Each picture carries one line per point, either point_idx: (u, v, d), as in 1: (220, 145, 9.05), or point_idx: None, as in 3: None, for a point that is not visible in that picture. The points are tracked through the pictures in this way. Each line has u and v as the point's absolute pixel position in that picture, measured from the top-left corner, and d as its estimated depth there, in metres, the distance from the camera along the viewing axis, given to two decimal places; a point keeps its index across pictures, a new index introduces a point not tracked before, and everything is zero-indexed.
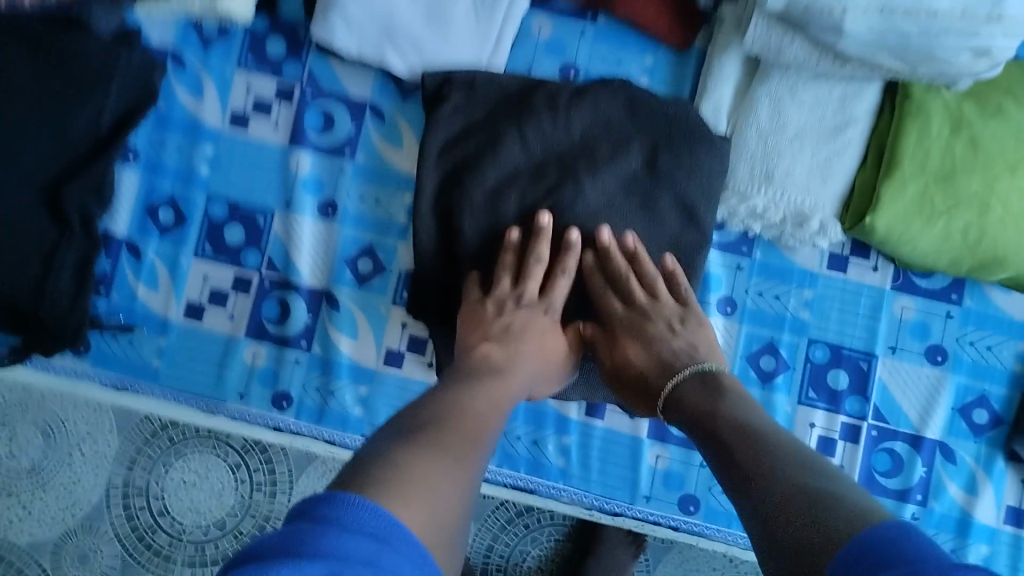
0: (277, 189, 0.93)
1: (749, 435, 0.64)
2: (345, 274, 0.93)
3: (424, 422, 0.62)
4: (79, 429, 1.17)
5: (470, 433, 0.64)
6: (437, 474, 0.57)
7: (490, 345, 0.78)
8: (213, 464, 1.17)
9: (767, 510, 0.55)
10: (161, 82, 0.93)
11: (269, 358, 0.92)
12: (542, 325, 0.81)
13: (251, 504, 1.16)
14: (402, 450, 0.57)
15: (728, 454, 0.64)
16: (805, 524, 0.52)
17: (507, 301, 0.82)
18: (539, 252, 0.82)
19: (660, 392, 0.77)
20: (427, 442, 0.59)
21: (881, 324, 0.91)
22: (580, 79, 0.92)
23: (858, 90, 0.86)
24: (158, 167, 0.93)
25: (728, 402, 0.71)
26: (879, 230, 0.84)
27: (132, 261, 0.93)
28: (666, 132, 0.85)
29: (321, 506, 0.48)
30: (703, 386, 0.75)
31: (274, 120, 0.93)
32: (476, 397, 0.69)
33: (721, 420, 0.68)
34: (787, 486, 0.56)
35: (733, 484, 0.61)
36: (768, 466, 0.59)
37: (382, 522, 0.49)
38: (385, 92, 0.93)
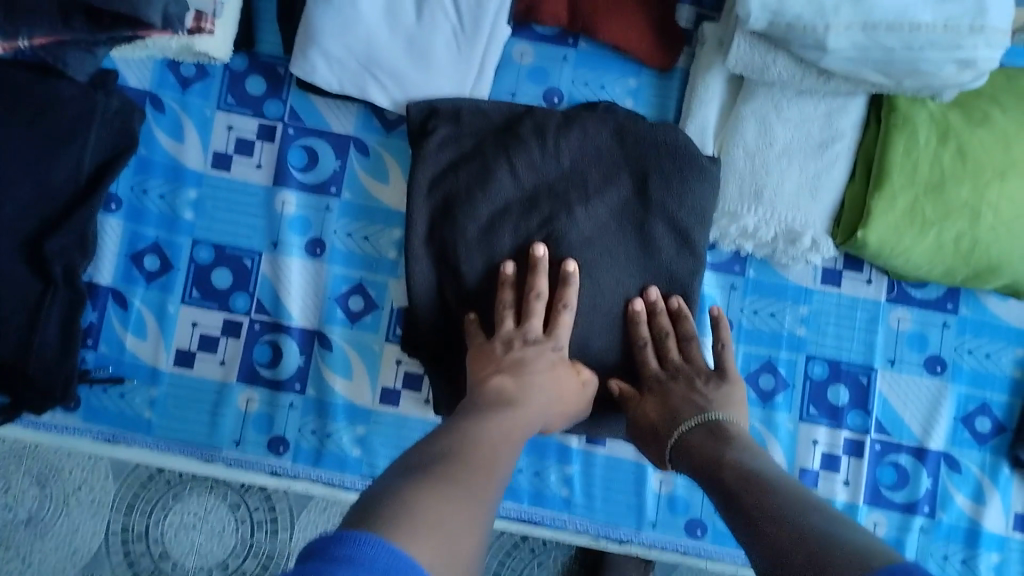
0: (263, 230, 0.92)
1: (757, 482, 0.64)
2: (336, 313, 0.92)
3: (433, 458, 0.61)
4: (74, 476, 1.15)
5: (484, 467, 0.62)
6: (449, 507, 0.55)
7: (503, 376, 0.75)
8: (213, 505, 1.16)
9: (778, 551, 0.55)
10: (141, 127, 0.92)
11: (263, 403, 0.91)
12: (551, 362, 0.79)
13: (253, 542, 1.16)
14: (413, 488, 0.56)
15: (735, 501, 0.64)
16: (817, 559, 0.52)
17: (513, 340, 0.80)
18: (538, 286, 0.82)
19: (669, 437, 0.77)
20: (438, 478, 0.58)
21: (877, 336, 0.90)
22: (563, 104, 0.92)
23: (844, 106, 0.85)
24: (141, 213, 0.92)
25: (734, 450, 0.71)
26: (871, 245, 0.84)
27: (118, 311, 0.91)
28: (655, 157, 0.86)
29: (334, 544, 0.47)
30: (709, 434, 0.75)
31: (257, 160, 0.93)
32: (488, 430, 0.67)
33: (727, 468, 0.68)
34: (794, 529, 0.56)
35: (743, 530, 0.60)
36: (774, 511, 0.59)
37: (393, 559, 0.47)
38: (369, 126, 0.93)
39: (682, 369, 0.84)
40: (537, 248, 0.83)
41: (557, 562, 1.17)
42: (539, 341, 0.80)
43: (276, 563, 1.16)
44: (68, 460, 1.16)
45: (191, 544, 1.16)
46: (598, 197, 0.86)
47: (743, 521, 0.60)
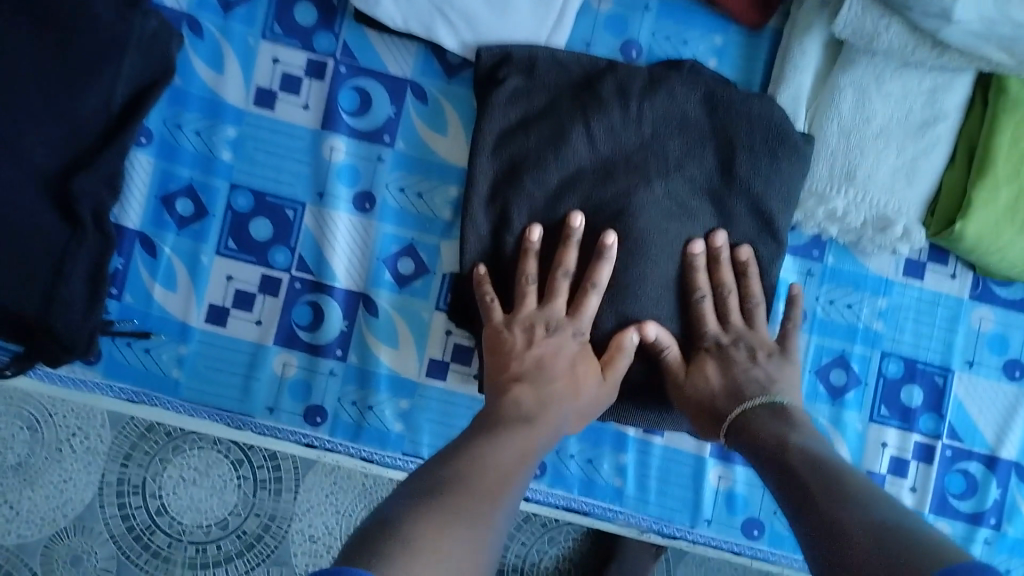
0: (307, 179, 0.84)
1: (817, 465, 0.62)
2: (383, 275, 0.85)
3: (439, 481, 0.59)
4: (68, 422, 1.07)
5: (492, 491, 0.60)
6: (446, 540, 0.53)
7: (523, 386, 0.72)
8: (215, 460, 1.08)
9: (837, 540, 0.52)
10: (178, 55, 0.84)
11: (301, 368, 0.85)
12: (573, 355, 0.75)
13: (254, 502, 1.08)
14: (416, 517, 0.54)
15: (800, 482, 0.61)
16: (881, 549, 0.49)
17: (536, 326, 0.75)
18: (565, 261, 0.77)
19: (731, 413, 0.73)
20: (442, 505, 0.56)
21: (957, 336, 0.85)
22: (642, 59, 0.85)
23: (950, 82, 0.79)
24: (175, 151, 0.84)
25: (799, 433, 0.68)
26: (968, 237, 0.79)
27: (147, 258, 0.84)
28: (743, 133, 0.79)
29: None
30: (773, 415, 0.72)
31: (304, 100, 0.85)
32: (502, 447, 0.65)
33: (793, 450, 0.65)
34: (857, 518, 0.53)
35: (800, 514, 0.58)
36: (837, 498, 0.56)
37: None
38: (428, 69, 0.85)
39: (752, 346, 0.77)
40: (573, 223, 0.77)
41: (570, 536, 1.09)
42: (560, 329, 0.75)
43: (277, 527, 1.08)
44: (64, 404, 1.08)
45: (191, 499, 1.08)
46: (687, 167, 0.80)
47: (805, 507, 0.58)
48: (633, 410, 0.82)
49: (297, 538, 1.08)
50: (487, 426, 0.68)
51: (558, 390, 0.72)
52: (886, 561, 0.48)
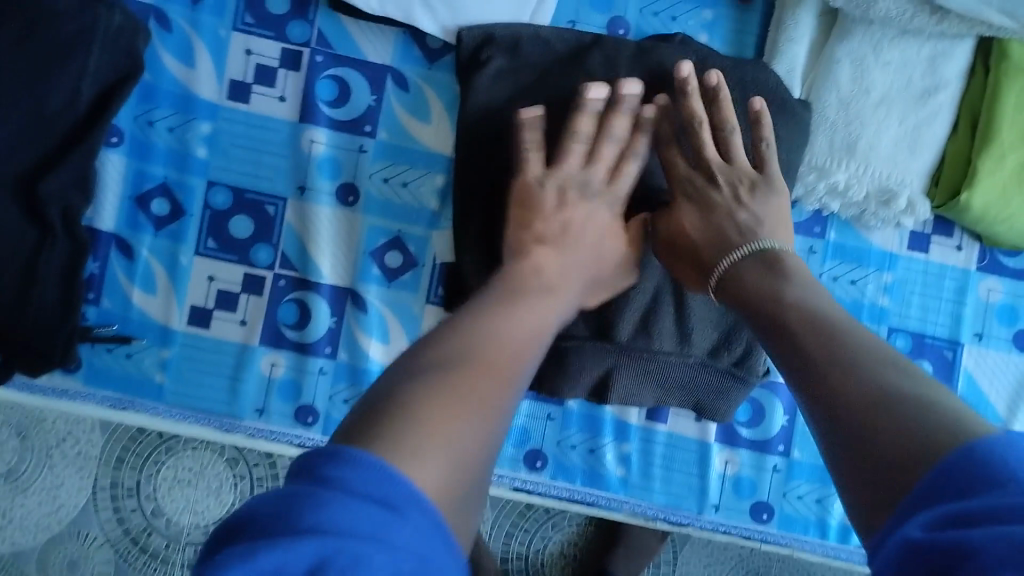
0: (287, 173, 0.81)
1: (817, 324, 0.56)
2: (371, 270, 0.82)
3: (442, 348, 0.52)
4: (58, 427, 1.05)
5: (497, 366, 0.53)
6: (448, 420, 0.47)
7: (545, 249, 0.68)
8: (210, 460, 1.06)
9: (845, 417, 0.47)
10: (146, 50, 0.80)
11: (290, 368, 0.82)
12: (602, 228, 0.72)
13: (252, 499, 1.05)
14: (420, 391, 0.48)
15: (797, 347, 0.55)
16: (893, 429, 0.43)
17: (569, 188, 0.72)
18: (578, 128, 0.73)
19: (713, 269, 0.68)
20: (443, 376, 0.49)
21: (966, 309, 0.82)
22: (630, 36, 0.82)
23: (951, 49, 0.76)
24: (147, 149, 0.80)
25: (797, 286, 0.62)
26: (974, 209, 0.76)
27: (123, 262, 0.80)
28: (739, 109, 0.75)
29: (327, 462, 0.41)
30: (766, 268, 0.65)
31: (280, 92, 0.81)
32: (513, 317, 0.58)
33: (789, 309, 0.59)
34: (862, 388, 0.47)
35: (801, 384, 0.52)
36: (840, 359, 0.51)
37: (393, 488, 0.40)
38: (408, 56, 0.82)
39: None
40: (587, 91, 0.73)
41: (574, 521, 1.06)
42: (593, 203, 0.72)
43: None
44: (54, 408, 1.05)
45: (186, 500, 1.05)
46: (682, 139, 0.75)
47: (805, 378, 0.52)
48: (639, 390, 0.78)
49: None
50: (495, 293, 0.61)
51: (584, 256, 0.69)
52: (897, 442, 0.43)
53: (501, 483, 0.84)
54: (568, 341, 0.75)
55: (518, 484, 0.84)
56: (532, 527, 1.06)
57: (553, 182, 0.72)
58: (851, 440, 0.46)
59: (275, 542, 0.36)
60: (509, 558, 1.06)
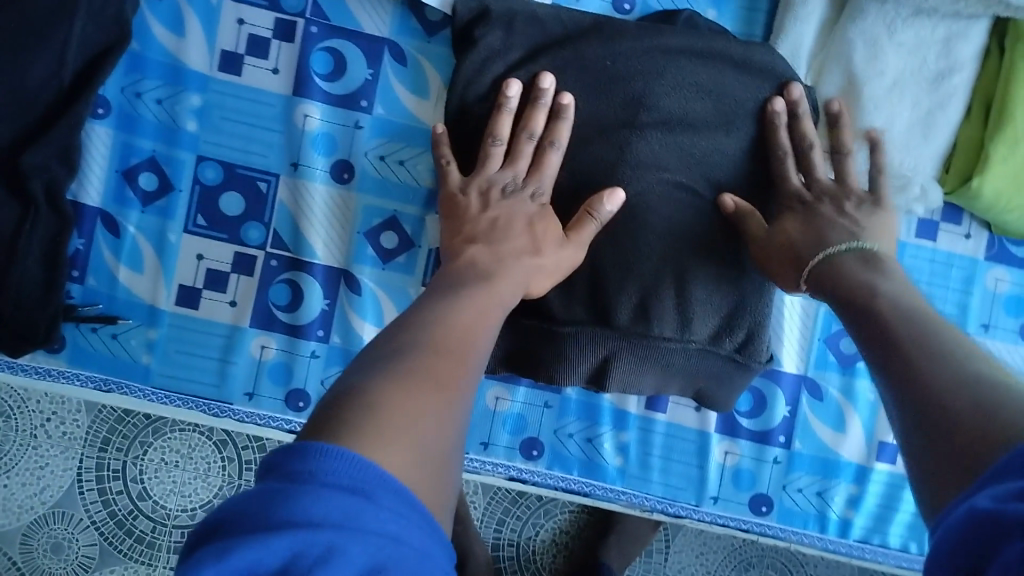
0: (281, 149, 0.78)
1: (908, 313, 0.55)
2: (365, 250, 0.79)
3: (391, 351, 0.49)
4: (42, 407, 1.02)
5: (450, 353, 0.51)
6: (405, 411, 0.44)
7: (477, 247, 0.66)
8: (197, 443, 1.03)
9: (924, 399, 0.46)
10: (134, 18, 0.77)
11: (280, 351, 0.80)
12: (532, 215, 0.69)
13: (240, 483, 1.03)
14: (381, 388, 0.45)
15: (884, 332, 0.54)
16: (971, 411, 0.42)
17: (494, 188, 0.70)
18: (498, 129, 0.72)
19: (809, 261, 0.68)
20: (397, 372, 0.46)
21: (972, 299, 0.81)
22: (636, 12, 0.79)
23: (964, 31, 0.74)
24: (135, 121, 0.78)
25: (889, 281, 0.61)
26: (985, 196, 0.75)
27: (109, 238, 0.78)
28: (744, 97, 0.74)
29: (294, 458, 0.38)
30: (863, 261, 0.65)
31: (273, 64, 0.78)
32: (458, 310, 0.55)
33: (880, 297, 0.58)
34: (948, 372, 0.46)
35: (884, 366, 0.52)
36: (926, 346, 0.50)
37: (366, 472, 0.38)
38: (406, 28, 0.79)
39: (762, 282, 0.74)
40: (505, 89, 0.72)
41: (565, 508, 1.05)
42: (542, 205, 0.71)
43: None
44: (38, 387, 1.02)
45: (173, 483, 1.03)
46: (683, 124, 0.73)
47: (889, 363, 0.51)
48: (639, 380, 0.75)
49: None
50: (446, 290, 0.59)
51: (517, 244, 0.66)
52: (974, 421, 0.42)
53: (496, 472, 0.82)
54: (566, 327, 0.72)
55: (513, 473, 0.82)
56: (523, 514, 1.04)
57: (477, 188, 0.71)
58: (927, 426, 0.45)
59: (247, 542, 0.33)
60: (500, 544, 1.04)
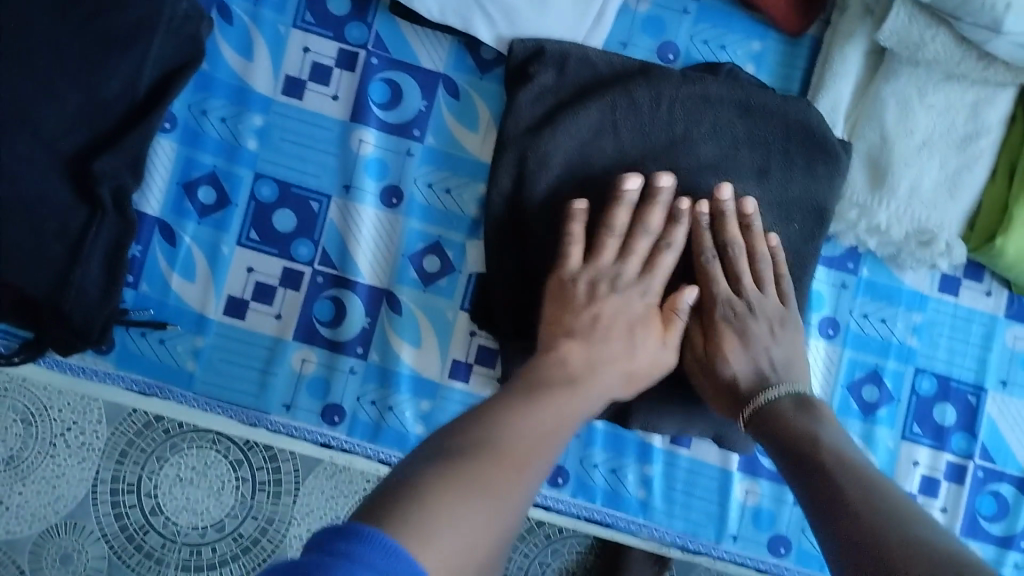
0: (335, 171, 0.82)
1: (857, 475, 0.60)
2: (408, 272, 0.83)
3: (458, 442, 0.52)
4: (63, 417, 1.03)
5: (507, 454, 0.53)
6: (454, 504, 0.47)
7: (574, 342, 0.67)
8: (214, 460, 1.04)
9: (881, 556, 0.51)
10: (207, 40, 0.82)
11: (320, 365, 0.82)
12: (634, 319, 0.70)
13: (252, 503, 1.04)
14: (433, 482, 0.48)
15: (838, 491, 0.59)
16: (932, 567, 0.47)
17: (601, 281, 0.72)
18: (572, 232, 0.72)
19: (748, 404, 0.72)
20: (454, 468, 0.50)
21: (992, 355, 0.84)
22: (679, 62, 0.84)
23: (991, 96, 0.78)
24: (198, 137, 0.82)
25: (830, 433, 0.67)
26: (1008, 255, 0.78)
27: (165, 246, 0.81)
28: (778, 149, 0.77)
29: (340, 539, 0.40)
30: (805, 413, 0.70)
31: (334, 91, 0.83)
32: (524, 411, 0.58)
33: (830, 456, 0.63)
34: (900, 538, 0.51)
35: (835, 524, 0.56)
36: (882, 509, 0.55)
37: (399, 561, 0.41)
38: (461, 65, 0.84)
39: (790, 319, 0.77)
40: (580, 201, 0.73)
41: (574, 549, 1.05)
42: (625, 288, 0.72)
43: (275, 531, 1.03)
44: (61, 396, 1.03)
45: (187, 499, 1.03)
46: (723, 168, 0.77)
47: (844, 519, 0.56)
48: (665, 423, 0.79)
49: (295, 542, 1.03)
50: (523, 386, 0.61)
51: (615, 349, 0.68)
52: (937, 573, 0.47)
53: None
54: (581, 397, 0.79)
55: (538, 499, 0.84)
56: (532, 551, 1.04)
57: (587, 276, 0.72)
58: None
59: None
60: None
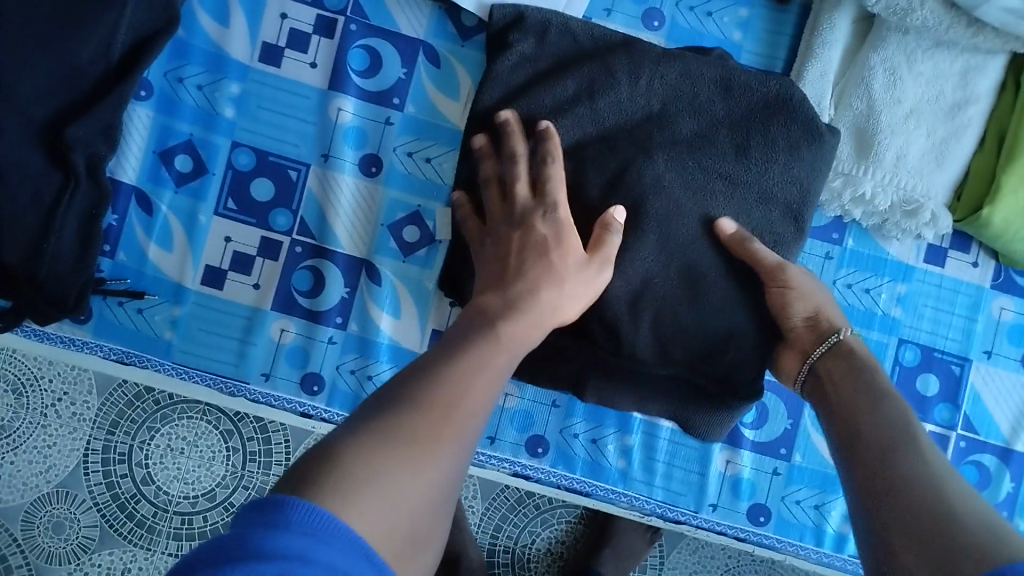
0: (313, 140, 0.81)
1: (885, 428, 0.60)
2: (388, 242, 0.82)
3: (386, 406, 0.49)
4: (53, 386, 1.00)
5: (450, 411, 0.49)
6: (382, 476, 0.44)
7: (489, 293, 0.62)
8: (204, 430, 1.01)
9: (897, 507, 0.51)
10: (183, 5, 0.80)
11: (299, 335, 0.81)
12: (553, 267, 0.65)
13: (243, 474, 1.01)
14: (368, 445, 0.45)
15: (864, 442, 0.60)
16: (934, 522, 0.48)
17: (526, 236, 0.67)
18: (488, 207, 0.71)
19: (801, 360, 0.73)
20: (387, 432, 0.46)
21: (976, 326, 0.83)
22: (664, 29, 0.82)
23: (981, 64, 0.77)
24: (175, 104, 0.80)
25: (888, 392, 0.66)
26: (994, 225, 0.77)
27: (142, 216, 0.80)
28: (759, 125, 0.74)
29: (259, 511, 0.39)
30: (852, 370, 0.69)
31: (312, 58, 0.81)
32: (468, 357, 0.54)
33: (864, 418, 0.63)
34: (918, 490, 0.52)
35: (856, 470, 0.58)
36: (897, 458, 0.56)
37: (323, 526, 0.40)
38: (441, 31, 0.82)
39: None
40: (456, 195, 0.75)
41: (564, 518, 1.01)
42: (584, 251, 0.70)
43: None
44: (50, 365, 1.00)
45: (177, 469, 1.00)
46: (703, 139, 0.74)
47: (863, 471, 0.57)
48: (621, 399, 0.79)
49: None
50: (462, 337, 0.57)
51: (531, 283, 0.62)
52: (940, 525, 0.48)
53: (500, 466, 0.84)
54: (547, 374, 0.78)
55: (518, 469, 0.84)
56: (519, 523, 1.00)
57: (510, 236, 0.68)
58: (896, 526, 0.51)
59: None
60: (496, 551, 1.00)
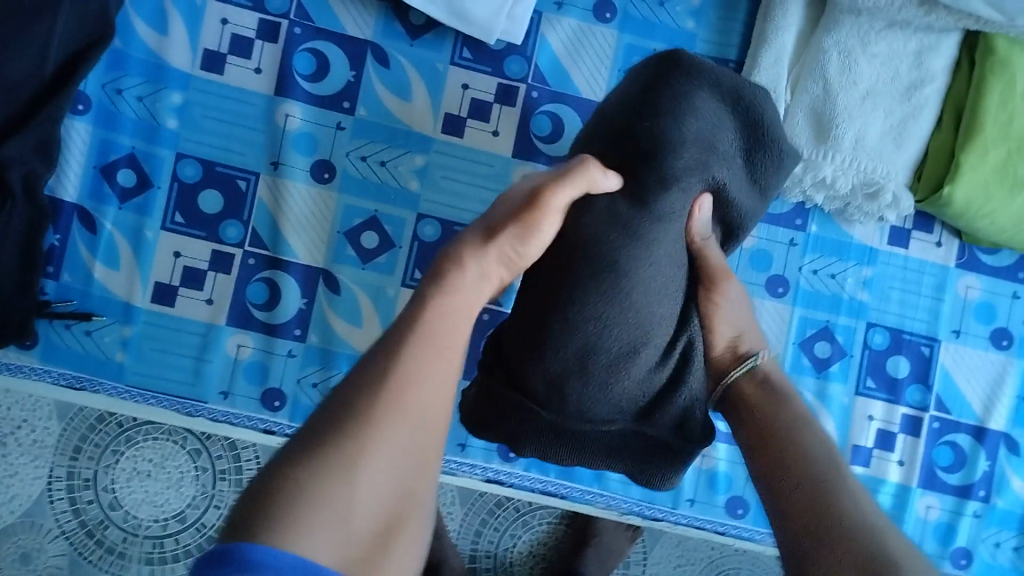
0: (262, 148, 0.79)
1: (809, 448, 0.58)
2: (346, 251, 0.80)
3: (329, 423, 0.45)
4: (12, 414, 0.93)
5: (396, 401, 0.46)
6: (331, 508, 0.42)
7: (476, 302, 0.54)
8: (171, 451, 0.96)
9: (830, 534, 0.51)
10: (118, 13, 0.78)
11: (257, 349, 0.79)
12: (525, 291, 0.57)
13: (213, 493, 0.96)
14: (304, 474, 0.43)
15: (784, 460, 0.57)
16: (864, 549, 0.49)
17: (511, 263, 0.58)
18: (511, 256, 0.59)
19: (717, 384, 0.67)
20: (337, 458, 0.43)
21: (944, 306, 0.82)
22: (615, 21, 0.81)
23: (935, 43, 0.76)
24: (114, 118, 0.78)
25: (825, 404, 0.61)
26: (956, 203, 0.76)
27: (85, 235, 0.77)
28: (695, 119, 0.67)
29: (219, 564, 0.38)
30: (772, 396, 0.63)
31: (256, 64, 0.79)
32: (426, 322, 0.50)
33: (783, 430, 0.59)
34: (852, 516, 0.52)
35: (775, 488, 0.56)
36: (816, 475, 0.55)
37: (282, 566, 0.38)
38: (390, 32, 0.80)
39: None
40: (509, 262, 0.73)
41: (544, 520, 0.98)
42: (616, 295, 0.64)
43: None
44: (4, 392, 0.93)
45: (145, 492, 0.95)
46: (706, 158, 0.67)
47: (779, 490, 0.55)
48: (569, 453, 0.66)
49: None
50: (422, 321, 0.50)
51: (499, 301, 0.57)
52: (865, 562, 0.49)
53: (473, 473, 0.82)
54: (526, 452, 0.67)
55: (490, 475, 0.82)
56: (497, 528, 0.97)
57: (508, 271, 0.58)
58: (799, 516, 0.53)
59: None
60: (477, 557, 0.98)
